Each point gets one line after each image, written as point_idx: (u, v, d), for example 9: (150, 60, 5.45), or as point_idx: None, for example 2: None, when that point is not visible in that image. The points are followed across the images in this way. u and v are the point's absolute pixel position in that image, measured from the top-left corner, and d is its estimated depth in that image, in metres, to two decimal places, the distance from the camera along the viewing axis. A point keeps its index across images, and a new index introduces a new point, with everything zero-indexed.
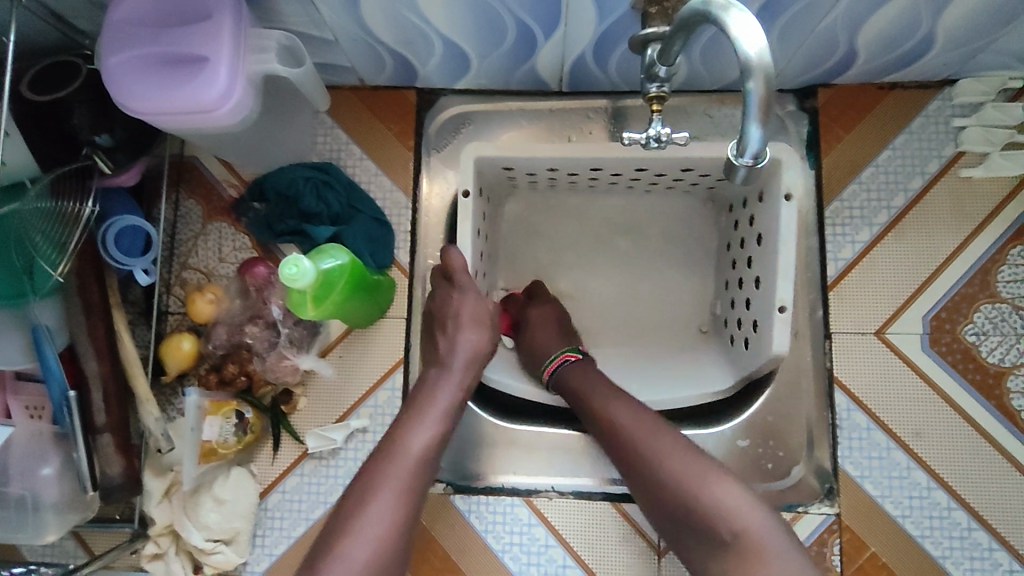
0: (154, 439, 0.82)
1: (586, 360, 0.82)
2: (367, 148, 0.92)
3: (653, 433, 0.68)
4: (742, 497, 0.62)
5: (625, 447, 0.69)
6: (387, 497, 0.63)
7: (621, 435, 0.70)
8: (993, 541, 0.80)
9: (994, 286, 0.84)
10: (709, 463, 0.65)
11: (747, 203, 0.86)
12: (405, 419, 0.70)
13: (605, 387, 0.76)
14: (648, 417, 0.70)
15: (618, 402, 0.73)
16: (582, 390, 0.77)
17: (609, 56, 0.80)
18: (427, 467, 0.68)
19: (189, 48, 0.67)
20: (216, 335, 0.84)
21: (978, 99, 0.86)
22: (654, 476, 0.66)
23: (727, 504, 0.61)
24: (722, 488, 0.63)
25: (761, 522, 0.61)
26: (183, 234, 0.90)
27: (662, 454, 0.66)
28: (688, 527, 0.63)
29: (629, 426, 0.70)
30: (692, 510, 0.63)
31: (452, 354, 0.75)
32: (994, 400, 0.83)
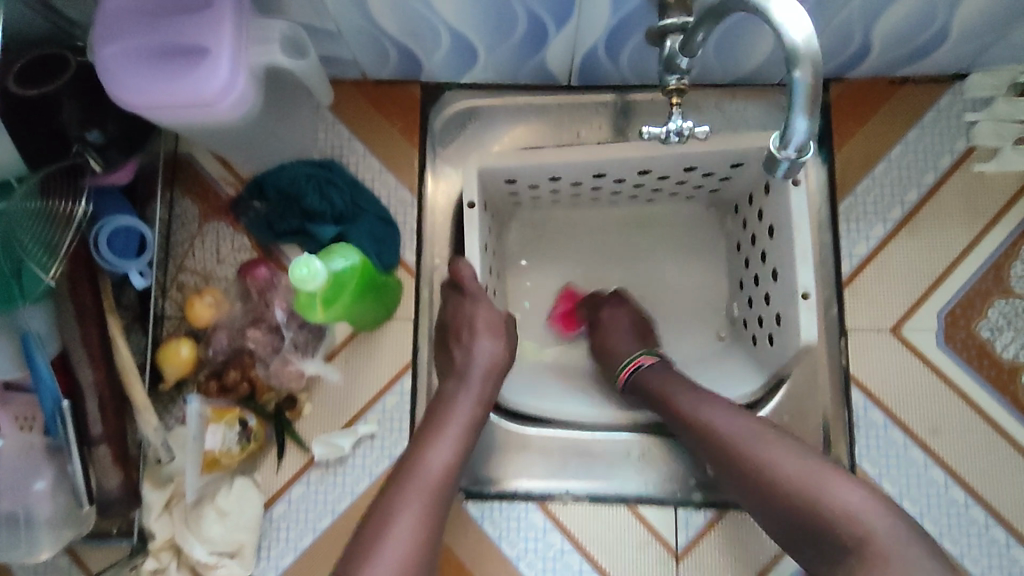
0: (154, 450, 0.79)
1: (660, 363, 0.83)
2: (370, 144, 0.89)
3: (761, 439, 0.68)
4: (863, 496, 0.61)
5: (728, 452, 0.69)
6: (406, 518, 0.63)
7: (721, 438, 0.70)
8: (1011, 538, 0.80)
9: (1007, 282, 0.84)
10: (824, 462, 0.64)
11: (754, 199, 0.84)
12: (423, 436, 0.70)
13: (698, 392, 0.76)
14: (753, 421, 0.70)
15: (715, 408, 0.73)
16: (673, 394, 0.78)
17: (621, 48, 0.78)
18: (449, 484, 0.67)
19: (189, 40, 0.64)
20: (216, 341, 0.81)
21: (989, 93, 0.85)
22: (763, 480, 0.65)
23: (847, 504, 0.61)
24: (840, 489, 0.62)
25: (888, 523, 0.59)
26: (179, 235, 0.87)
27: (772, 456, 0.66)
28: (808, 533, 0.62)
29: (730, 427, 0.70)
30: (811, 511, 0.62)
31: (470, 367, 0.75)
32: (1009, 395, 0.83)
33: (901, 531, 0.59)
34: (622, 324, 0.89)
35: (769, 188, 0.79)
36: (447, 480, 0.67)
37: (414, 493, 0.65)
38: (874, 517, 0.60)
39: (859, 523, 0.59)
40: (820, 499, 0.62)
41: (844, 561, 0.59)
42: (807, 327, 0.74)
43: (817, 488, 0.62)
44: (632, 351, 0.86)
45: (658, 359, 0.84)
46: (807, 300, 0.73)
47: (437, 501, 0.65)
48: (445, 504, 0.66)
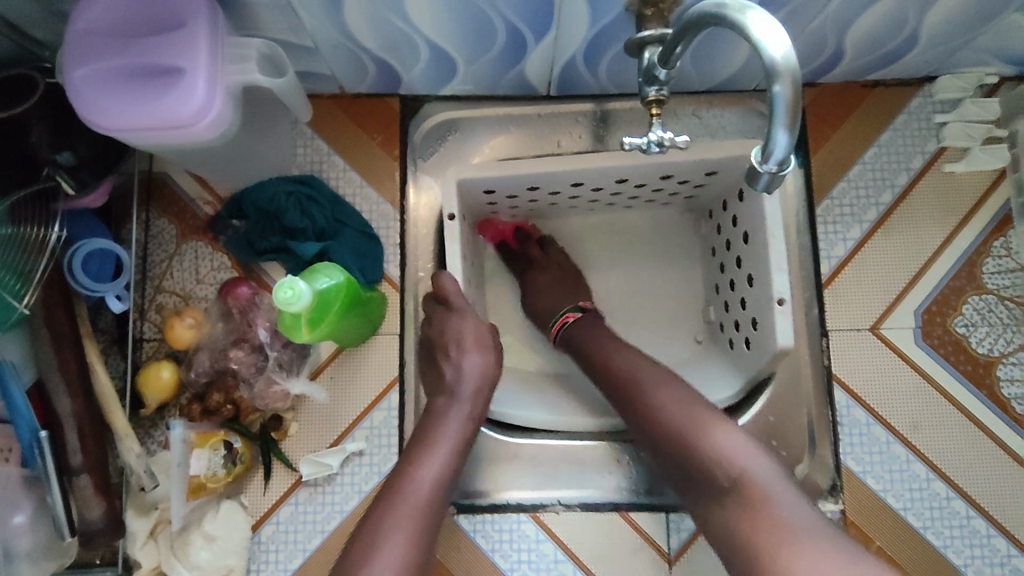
0: (137, 477, 0.77)
1: (585, 317, 0.85)
2: (351, 159, 0.88)
3: (657, 383, 0.72)
4: (742, 441, 0.65)
5: (634, 398, 0.73)
6: (400, 540, 0.62)
7: (624, 382, 0.75)
8: (991, 528, 0.81)
9: (980, 278, 0.86)
10: (711, 410, 0.68)
11: (729, 205, 0.85)
12: (412, 454, 0.69)
13: (617, 344, 0.79)
14: (659, 371, 0.74)
15: (621, 354, 0.77)
16: (594, 345, 0.81)
17: (599, 59, 0.79)
18: (439, 502, 0.67)
19: (164, 59, 0.63)
20: (198, 362, 0.80)
21: (958, 95, 0.87)
22: (659, 426, 0.69)
23: (726, 447, 0.64)
24: (720, 433, 0.65)
25: (760, 466, 0.63)
26: (156, 255, 0.85)
27: (668, 404, 0.70)
28: (690, 474, 0.66)
29: (632, 374, 0.75)
30: (691, 452, 0.66)
31: (462, 382, 0.75)
32: (985, 389, 0.84)
33: (771, 473, 0.62)
34: (549, 282, 0.90)
35: (743, 195, 0.80)
36: (437, 499, 0.67)
37: (404, 514, 0.64)
38: (747, 458, 0.63)
39: (730, 462, 0.63)
40: (700, 443, 0.66)
41: (717, 498, 0.63)
42: (784, 331, 0.74)
43: (700, 432, 0.66)
44: (562, 308, 0.88)
45: (580, 313, 0.85)
46: (783, 306, 0.74)
47: (427, 524, 0.65)
48: (436, 526, 0.66)
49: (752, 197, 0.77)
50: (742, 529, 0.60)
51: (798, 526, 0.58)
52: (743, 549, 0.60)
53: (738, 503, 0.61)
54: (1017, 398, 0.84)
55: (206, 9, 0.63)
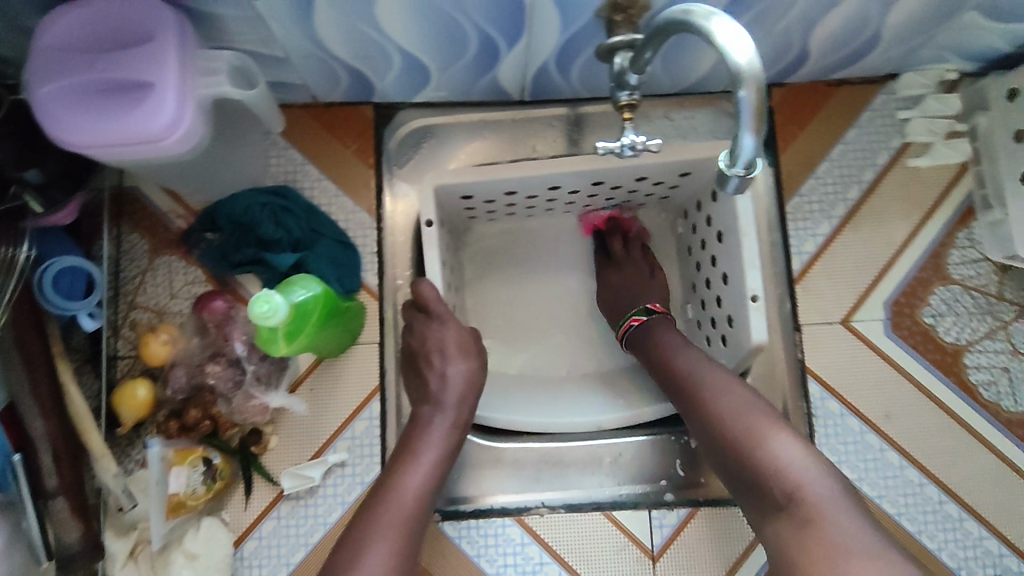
0: (115, 497, 0.77)
1: (651, 320, 0.84)
2: (325, 168, 0.88)
3: (726, 388, 0.72)
4: (804, 455, 0.64)
5: (696, 400, 0.73)
6: (381, 547, 0.63)
7: (691, 385, 0.74)
8: (963, 512, 0.84)
9: (946, 269, 0.88)
10: (772, 418, 0.68)
11: (702, 205, 0.86)
12: (398, 463, 0.70)
13: (682, 344, 0.79)
14: (720, 374, 0.73)
15: (689, 356, 0.77)
16: (660, 346, 0.81)
17: (571, 64, 0.79)
18: (421, 511, 0.68)
19: (134, 74, 0.62)
20: (174, 379, 0.79)
21: (921, 91, 0.90)
22: (720, 431, 0.69)
23: (787, 459, 0.64)
24: (780, 442, 0.65)
25: (817, 479, 0.62)
26: (129, 271, 0.84)
27: (730, 410, 0.69)
28: (749, 483, 0.66)
29: (700, 377, 0.74)
30: (751, 461, 0.65)
31: (445, 392, 0.75)
32: (953, 376, 0.86)
33: (829, 487, 0.61)
34: (624, 282, 0.91)
35: (716, 195, 0.81)
36: (420, 507, 0.68)
37: (386, 523, 0.65)
38: (805, 471, 0.63)
39: (791, 475, 0.63)
40: (759, 451, 0.65)
41: (774, 510, 0.63)
42: (757, 325, 0.76)
43: (758, 441, 0.66)
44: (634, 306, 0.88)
45: (648, 316, 0.85)
46: (756, 303, 0.75)
47: (410, 531, 0.65)
48: (419, 534, 0.67)
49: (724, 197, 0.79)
50: (791, 544, 0.60)
51: (847, 542, 0.57)
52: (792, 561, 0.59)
53: (791, 517, 0.61)
54: (985, 384, 0.86)
55: (174, 23, 0.62)
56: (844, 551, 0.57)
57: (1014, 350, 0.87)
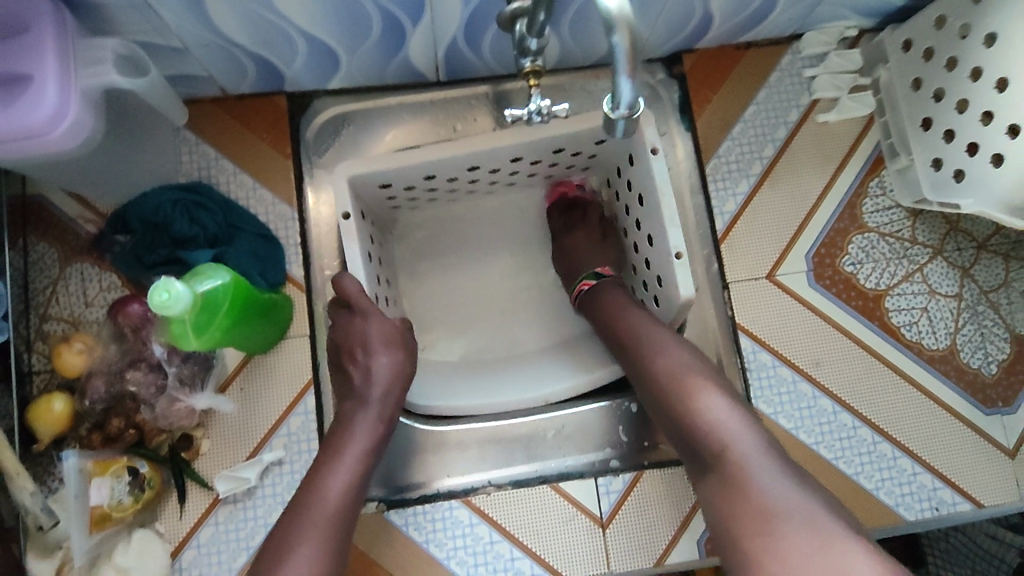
0: (33, 517, 0.72)
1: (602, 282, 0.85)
2: (240, 162, 0.85)
3: (664, 345, 0.74)
4: (734, 416, 0.66)
5: (635, 356, 0.76)
6: (308, 547, 0.62)
7: (631, 341, 0.77)
8: (896, 450, 0.86)
9: (862, 218, 0.91)
10: (708, 378, 0.70)
11: (622, 171, 0.87)
12: (320, 464, 0.69)
13: (626, 306, 0.81)
14: (665, 336, 0.75)
15: (634, 314, 0.79)
16: (608, 308, 0.82)
17: (480, 39, 0.79)
18: (351, 506, 0.67)
19: (8, 67, 0.59)
20: (92, 389, 0.75)
21: (823, 49, 0.92)
22: (659, 390, 0.71)
23: (714, 418, 0.66)
24: (713, 403, 0.67)
25: (749, 442, 0.64)
26: (38, 282, 0.81)
27: (673, 374, 0.71)
28: (683, 441, 0.68)
29: (642, 335, 0.76)
30: (681, 416, 0.68)
31: (370, 387, 0.75)
32: (877, 320, 0.89)
33: (760, 450, 0.64)
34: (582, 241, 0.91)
35: (634, 157, 0.81)
36: (346, 504, 0.67)
37: (309, 528, 0.64)
38: (738, 435, 0.65)
39: (719, 436, 0.65)
40: (694, 413, 0.67)
41: (704, 471, 0.65)
42: (686, 282, 0.76)
43: (693, 403, 0.68)
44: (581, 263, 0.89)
45: (598, 280, 0.86)
46: (681, 258, 0.76)
47: (339, 526, 0.65)
48: (348, 527, 0.66)
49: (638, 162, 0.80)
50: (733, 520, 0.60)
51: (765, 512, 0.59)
52: (728, 527, 0.60)
53: (722, 479, 0.63)
54: (907, 325, 0.89)
55: (51, 14, 0.60)
56: (770, 512, 0.59)
57: (931, 290, 0.90)
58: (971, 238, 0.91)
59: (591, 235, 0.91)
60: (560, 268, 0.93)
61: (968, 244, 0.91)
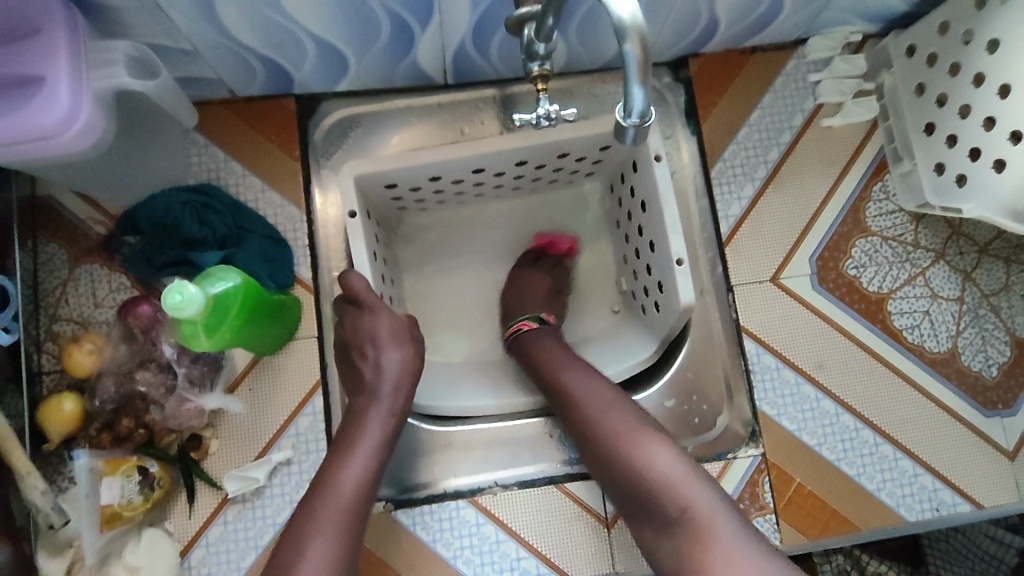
0: (44, 515, 0.73)
1: (540, 328, 0.86)
2: (249, 164, 0.86)
3: (604, 401, 0.74)
4: (685, 469, 0.66)
5: (576, 413, 0.75)
6: (322, 541, 0.63)
7: (570, 398, 0.76)
8: (898, 452, 0.87)
9: (865, 222, 0.92)
10: (653, 432, 0.70)
11: (625, 176, 0.88)
12: (334, 457, 0.70)
13: (565, 359, 0.80)
14: (608, 392, 0.75)
15: (571, 370, 0.78)
16: (545, 363, 0.81)
17: (488, 43, 0.80)
18: (364, 500, 0.68)
19: (23, 67, 0.60)
20: (103, 388, 0.76)
21: (828, 53, 0.93)
22: (605, 448, 0.70)
23: (665, 472, 0.66)
24: (660, 455, 0.67)
25: (705, 496, 0.65)
26: (48, 283, 0.81)
27: (616, 431, 0.70)
28: (636, 499, 0.68)
29: (584, 392, 0.75)
30: (631, 474, 0.68)
31: (380, 381, 0.75)
32: (879, 323, 0.90)
33: (717, 502, 0.64)
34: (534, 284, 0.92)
35: (637, 164, 0.83)
36: (360, 497, 0.68)
37: (324, 519, 0.64)
38: (693, 486, 0.65)
39: (673, 491, 0.65)
40: (644, 469, 0.67)
41: (663, 526, 0.65)
42: (686, 288, 0.77)
43: (643, 459, 0.67)
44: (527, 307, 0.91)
45: (539, 324, 0.87)
46: (681, 266, 0.77)
47: (353, 519, 0.66)
48: (362, 520, 0.67)
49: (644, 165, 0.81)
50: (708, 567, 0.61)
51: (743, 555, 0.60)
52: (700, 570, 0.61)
53: (687, 534, 0.63)
54: (909, 328, 0.90)
55: (64, 15, 0.61)
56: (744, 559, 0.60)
57: (933, 294, 0.90)
58: (973, 242, 0.92)
59: (546, 282, 0.93)
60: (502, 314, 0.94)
61: (970, 249, 0.92)
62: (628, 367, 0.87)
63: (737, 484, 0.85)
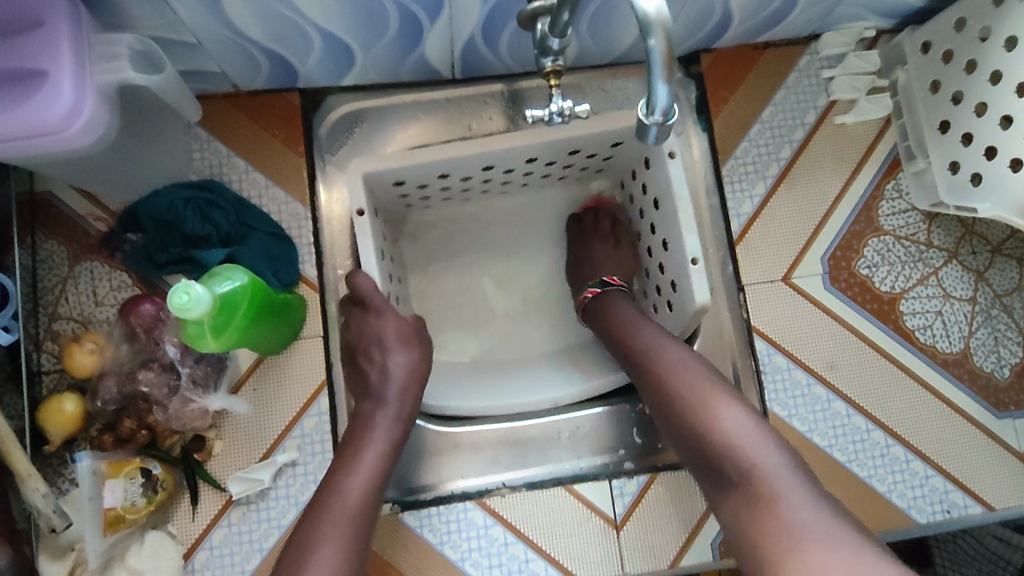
0: (46, 519, 0.71)
1: (607, 292, 0.85)
2: (253, 159, 0.84)
3: (675, 357, 0.72)
4: (754, 430, 0.63)
5: (646, 369, 0.73)
6: (329, 548, 0.61)
7: (642, 353, 0.74)
8: (909, 454, 0.86)
9: (878, 221, 0.90)
10: (724, 391, 0.67)
11: (637, 173, 0.87)
12: (341, 462, 0.69)
13: (635, 317, 0.79)
14: (680, 350, 0.73)
15: (644, 326, 0.77)
16: (616, 323, 0.80)
17: (498, 37, 0.78)
18: (370, 507, 0.66)
19: (21, 61, 0.58)
20: (104, 389, 0.74)
21: (842, 49, 0.92)
22: (672, 404, 0.68)
23: (733, 431, 0.63)
24: (730, 415, 0.65)
25: (774, 460, 0.61)
26: (47, 280, 0.79)
27: (688, 386, 0.68)
28: (702, 458, 0.65)
29: (655, 347, 0.74)
30: (698, 430, 0.65)
31: (386, 385, 0.74)
32: (892, 324, 0.89)
33: (784, 466, 0.61)
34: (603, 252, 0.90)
35: (650, 161, 0.81)
36: (367, 504, 0.66)
37: (331, 524, 0.63)
38: (759, 449, 0.62)
39: (740, 450, 0.62)
40: (711, 426, 0.64)
41: (724, 490, 0.63)
42: (700, 289, 0.75)
43: (710, 416, 0.65)
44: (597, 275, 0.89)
45: (602, 288, 0.86)
46: (697, 265, 0.75)
47: (360, 526, 0.64)
48: (369, 528, 0.65)
49: (656, 162, 0.79)
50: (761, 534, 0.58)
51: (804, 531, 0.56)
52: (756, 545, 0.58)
53: (748, 499, 0.60)
54: (921, 328, 0.89)
55: (66, 7, 0.59)
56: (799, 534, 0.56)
57: (945, 294, 0.90)
58: (986, 242, 0.91)
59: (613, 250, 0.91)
60: (572, 278, 0.94)
61: (983, 248, 0.91)
62: None
63: None
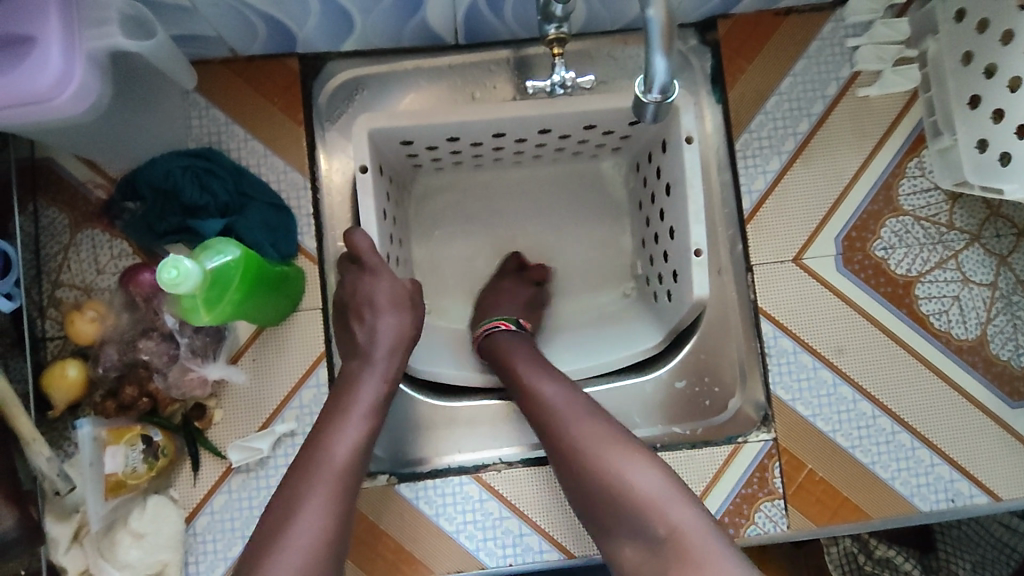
0: (50, 482, 0.73)
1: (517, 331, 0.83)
2: (251, 127, 0.82)
3: (570, 404, 0.68)
4: (662, 484, 0.62)
5: (540, 417, 0.70)
6: (311, 509, 0.62)
7: (534, 399, 0.71)
8: (915, 441, 0.84)
9: (897, 201, 0.86)
10: (627, 441, 0.65)
11: (652, 156, 0.85)
12: (329, 422, 0.69)
13: (530, 358, 0.75)
14: (573, 395, 0.70)
15: (534, 369, 0.73)
16: (511, 362, 0.76)
17: (502, 2, 0.75)
18: (356, 468, 0.66)
19: (8, 27, 0.56)
20: (105, 357, 0.75)
21: (868, 17, 0.87)
22: (572, 455, 0.66)
23: (644, 487, 0.62)
24: (641, 471, 0.63)
25: (693, 519, 0.61)
26: (49, 247, 0.80)
27: (590, 436, 0.65)
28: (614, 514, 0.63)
29: (548, 394, 0.70)
30: (607, 486, 0.63)
31: (374, 346, 0.74)
32: (905, 308, 0.86)
33: (700, 522, 0.61)
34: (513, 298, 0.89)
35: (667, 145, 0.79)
36: (355, 463, 0.66)
37: (316, 483, 0.63)
38: (672, 504, 0.61)
39: (656, 508, 0.61)
40: (624, 482, 0.62)
41: (648, 548, 0.61)
42: (700, 282, 0.76)
43: (619, 471, 0.63)
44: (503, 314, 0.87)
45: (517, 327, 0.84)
46: (700, 257, 0.75)
47: (345, 487, 0.64)
48: (354, 488, 0.65)
49: (673, 149, 0.78)
50: None
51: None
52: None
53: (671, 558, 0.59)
54: (937, 314, 0.86)
55: None
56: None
57: (964, 279, 0.86)
58: (1011, 225, 0.87)
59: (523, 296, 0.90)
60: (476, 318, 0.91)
61: (1008, 231, 0.87)
62: (629, 355, 0.88)
63: (751, 463, 0.83)
